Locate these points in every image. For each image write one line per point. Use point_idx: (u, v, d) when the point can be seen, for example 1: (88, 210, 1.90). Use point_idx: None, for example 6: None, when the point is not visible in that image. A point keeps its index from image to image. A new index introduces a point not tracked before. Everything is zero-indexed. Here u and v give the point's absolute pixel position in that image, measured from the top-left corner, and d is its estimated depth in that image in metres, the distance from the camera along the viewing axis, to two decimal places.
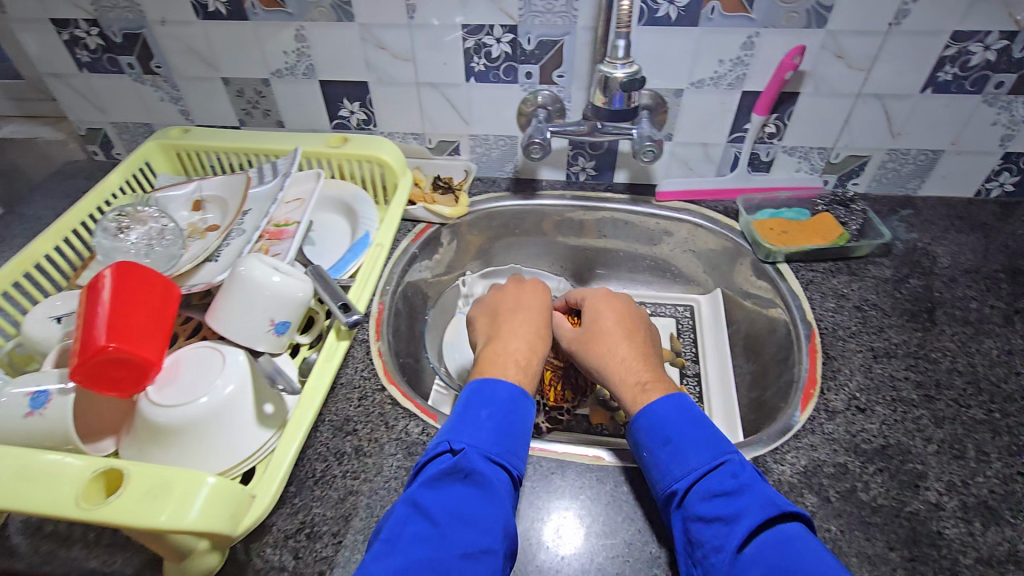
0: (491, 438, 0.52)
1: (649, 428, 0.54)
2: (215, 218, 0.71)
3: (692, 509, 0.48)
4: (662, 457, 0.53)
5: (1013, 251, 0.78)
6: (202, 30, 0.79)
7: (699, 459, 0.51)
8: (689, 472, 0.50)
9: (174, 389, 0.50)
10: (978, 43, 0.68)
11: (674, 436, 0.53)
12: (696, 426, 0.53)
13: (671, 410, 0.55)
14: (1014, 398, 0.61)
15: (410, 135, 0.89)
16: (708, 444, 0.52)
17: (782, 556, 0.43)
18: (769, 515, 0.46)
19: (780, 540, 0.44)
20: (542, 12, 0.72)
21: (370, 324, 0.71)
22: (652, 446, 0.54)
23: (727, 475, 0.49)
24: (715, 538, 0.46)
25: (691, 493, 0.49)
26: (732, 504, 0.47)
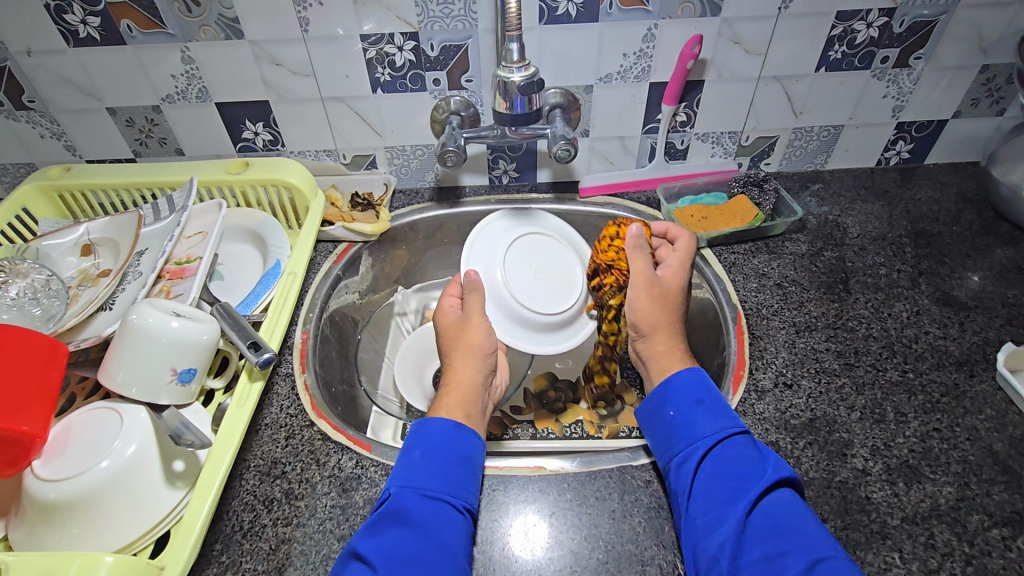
0: (434, 467, 0.51)
1: (684, 389, 0.56)
2: (108, 262, 0.65)
3: (716, 467, 0.50)
4: (692, 413, 0.54)
5: (915, 215, 0.82)
6: (77, 58, 0.73)
7: (725, 423, 0.53)
8: (716, 432, 0.52)
9: (65, 459, 0.46)
10: (861, 22, 0.71)
11: (708, 398, 0.55)
12: (721, 398, 0.56)
13: (702, 380, 0.57)
14: (925, 356, 0.64)
15: (322, 152, 0.85)
16: (732, 413, 0.54)
17: (788, 514, 0.46)
18: (782, 476, 0.49)
19: (789, 499, 0.47)
20: (441, 17, 0.70)
21: (293, 356, 0.66)
22: (681, 405, 0.55)
23: (749, 441, 0.52)
24: (729, 493, 0.48)
25: (715, 451, 0.51)
26: (751, 465, 0.50)
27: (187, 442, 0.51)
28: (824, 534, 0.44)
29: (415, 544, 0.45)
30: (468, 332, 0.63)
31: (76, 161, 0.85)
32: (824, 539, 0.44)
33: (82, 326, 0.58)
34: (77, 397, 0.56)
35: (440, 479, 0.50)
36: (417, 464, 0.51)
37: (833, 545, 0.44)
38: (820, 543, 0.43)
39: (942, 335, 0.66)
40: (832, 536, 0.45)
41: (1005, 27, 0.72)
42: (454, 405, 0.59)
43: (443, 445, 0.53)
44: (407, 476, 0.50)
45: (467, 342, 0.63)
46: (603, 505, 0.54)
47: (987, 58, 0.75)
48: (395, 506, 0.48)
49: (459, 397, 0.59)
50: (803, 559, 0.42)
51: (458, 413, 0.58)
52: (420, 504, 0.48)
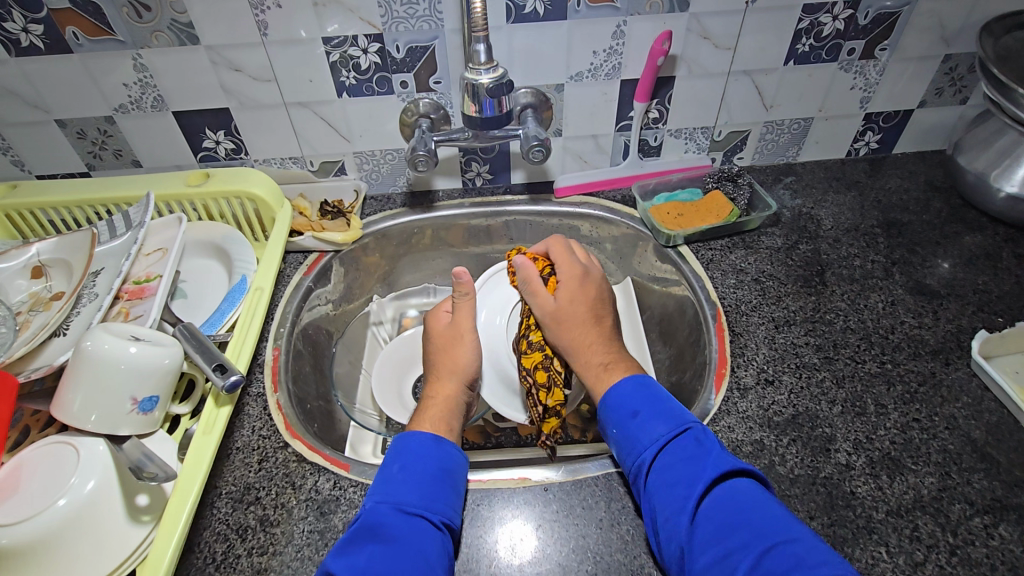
0: (412, 481, 0.50)
1: (616, 404, 0.55)
2: (61, 284, 0.61)
3: (658, 476, 0.49)
4: (630, 429, 0.53)
5: (885, 205, 0.83)
6: (19, 68, 0.69)
7: (665, 425, 0.52)
8: (655, 440, 0.51)
9: (16, 501, 0.43)
10: (827, 14, 0.71)
11: (643, 408, 0.53)
12: (661, 401, 0.54)
13: (635, 385, 0.56)
14: (902, 346, 0.65)
15: (288, 160, 0.82)
16: (672, 413, 0.52)
17: (737, 509, 0.45)
18: (726, 471, 0.47)
19: (736, 493, 0.46)
20: (405, 18, 0.68)
21: (265, 374, 0.63)
22: (619, 421, 0.54)
23: (691, 441, 0.50)
24: (678, 500, 0.46)
25: (659, 461, 0.50)
26: (696, 464, 0.48)
27: (150, 473, 0.48)
28: (773, 526, 0.43)
29: (390, 561, 0.44)
30: (456, 350, 0.64)
31: (26, 177, 0.81)
32: (781, 524, 0.43)
33: (34, 354, 0.54)
34: (32, 430, 0.53)
35: (416, 495, 0.49)
36: (394, 480, 0.50)
37: (788, 527, 0.43)
38: (773, 532, 0.42)
39: (917, 324, 0.67)
40: (793, 523, 0.44)
41: (967, 16, 0.73)
42: (436, 416, 0.58)
43: (419, 459, 0.52)
44: (384, 491, 0.49)
45: (452, 362, 0.63)
46: (590, 514, 0.53)
47: (949, 47, 0.76)
48: (369, 522, 0.46)
49: (440, 408, 0.59)
50: (751, 556, 0.41)
51: (441, 424, 0.57)
52: (395, 519, 0.47)
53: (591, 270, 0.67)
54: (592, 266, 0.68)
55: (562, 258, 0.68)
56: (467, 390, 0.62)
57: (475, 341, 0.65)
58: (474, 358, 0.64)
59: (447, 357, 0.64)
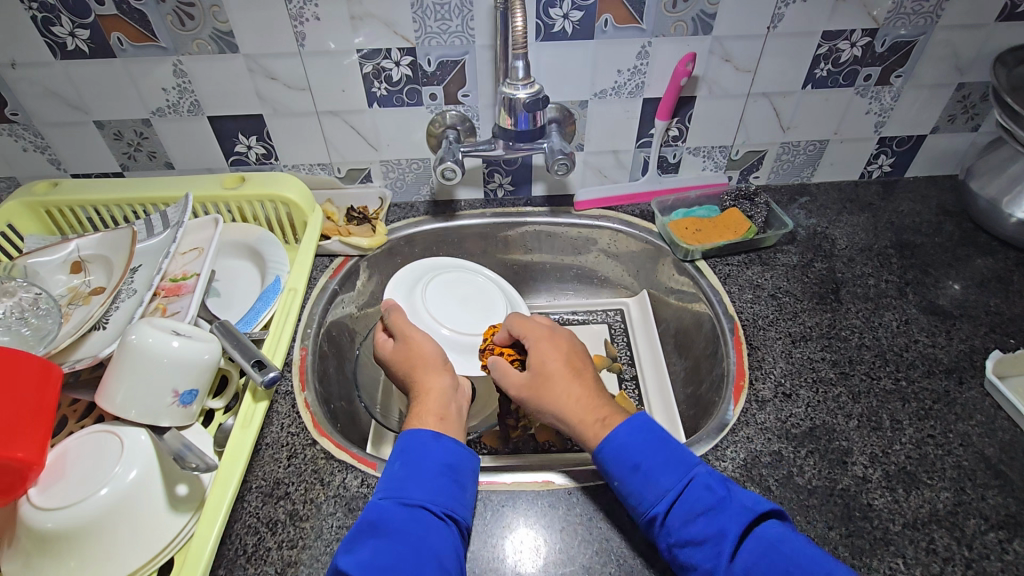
0: (415, 476, 0.50)
1: (614, 457, 0.51)
2: (100, 280, 0.63)
3: (677, 534, 0.47)
4: (634, 486, 0.50)
5: (898, 227, 0.85)
6: (63, 71, 0.71)
7: (671, 479, 0.49)
8: (665, 495, 0.48)
9: (63, 486, 0.45)
10: (845, 41, 0.74)
11: (644, 460, 0.50)
12: (660, 445, 0.51)
13: (633, 431, 0.52)
14: (916, 364, 0.66)
15: (317, 166, 0.84)
16: (674, 461, 0.50)
17: (772, 558, 0.44)
18: (747, 521, 0.46)
19: (765, 542, 0.45)
20: (438, 33, 0.71)
21: (293, 373, 0.65)
22: (622, 475, 0.51)
23: (703, 489, 0.48)
24: (707, 560, 0.45)
25: (674, 515, 0.47)
26: (718, 518, 0.46)
27: (191, 464, 0.48)
28: (815, 572, 0.43)
29: (395, 556, 0.45)
30: (417, 346, 0.64)
31: (61, 175, 0.83)
32: (816, 566, 0.43)
33: (76, 346, 0.56)
34: (70, 419, 0.55)
35: (420, 489, 0.49)
36: (399, 476, 0.51)
37: (823, 564, 0.43)
38: (818, 573, 0.43)
39: (931, 343, 0.68)
40: (828, 563, 0.44)
41: (980, 47, 0.75)
42: (429, 408, 0.57)
43: (421, 455, 0.52)
44: (388, 487, 0.50)
45: (420, 359, 0.63)
46: (612, 519, 0.54)
47: (963, 76, 0.78)
48: (373, 517, 0.47)
49: (430, 401, 0.58)
50: None
51: (434, 416, 0.57)
52: (399, 514, 0.47)
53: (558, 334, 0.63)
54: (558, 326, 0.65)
55: (525, 327, 0.64)
56: (450, 374, 0.62)
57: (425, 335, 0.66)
58: (435, 347, 0.64)
59: (411, 362, 0.63)
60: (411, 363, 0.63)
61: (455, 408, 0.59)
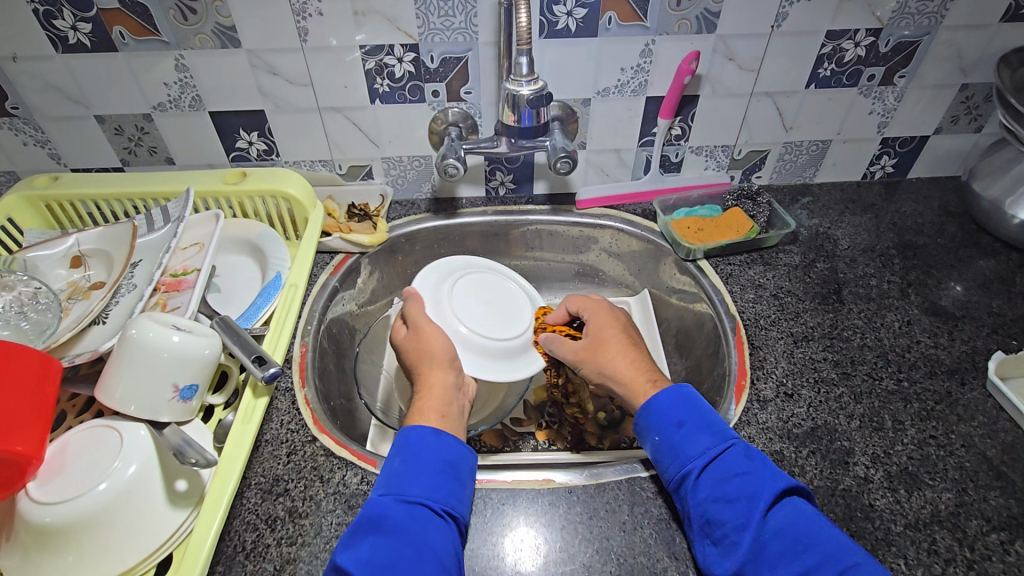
0: (414, 472, 0.50)
1: (658, 415, 0.54)
2: (100, 274, 0.63)
3: (710, 491, 0.49)
4: (675, 441, 0.52)
5: (900, 228, 0.85)
6: (65, 65, 0.71)
7: (711, 439, 0.51)
8: (704, 453, 0.50)
9: (61, 480, 0.45)
10: (849, 41, 0.74)
11: (689, 418, 0.53)
12: (702, 411, 0.54)
13: (676, 397, 0.55)
14: (918, 365, 0.66)
15: (318, 162, 0.84)
16: (716, 426, 0.53)
17: (800, 528, 0.46)
18: (779, 490, 0.48)
19: (794, 512, 0.47)
20: (441, 30, 0.70)
21: (293, 370, 0.65)
22: (663, 430, 0.53)
23: (740, 455, 0.50)
24: (737, 518, 0.47)
25: (710, 473, 0.49)
26: (753, 482, 0.48)
27: (191, 460, 0.48)
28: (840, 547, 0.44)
29: (392, 552, 0.44)
30: (427, 339, 0.64)
31: (61, 170, 0.83)
32: (840, 543, 0.45)
33: (75, 341, 0.56)
34: (69, 414, 0.55)
35: (419, 485, 0.49)
36: (398, 473, 0.50)
37: (848, 544, 0.45)
38: (840, 549, 0.44)
39: (933, 344, 0.68)
40: (850, 542, 0.45)
41: (984, 47, 0.75)
42: (430, 406, 0.57)
43: (420, 451, 0.52)
44: (387, 484, 0.50)
45: (430, 351, 0.63)
46: (613, 518, 0.54)
47: (966, 77, 0.78)
48: (371, 514, 0.47)
49: (433, 398, 0.58)
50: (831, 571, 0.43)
51: (435, 413, 0.57)
52: (397, 510, 0.47)
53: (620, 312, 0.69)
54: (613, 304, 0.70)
55: (585, 303, 0.70)
56: (454, 373, 0.62)
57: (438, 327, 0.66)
58: (447, 340, 0.65)
59: (424, 352, 0.63)
60: (422, 356, 0.63)
61: (457, 406, 0.59)
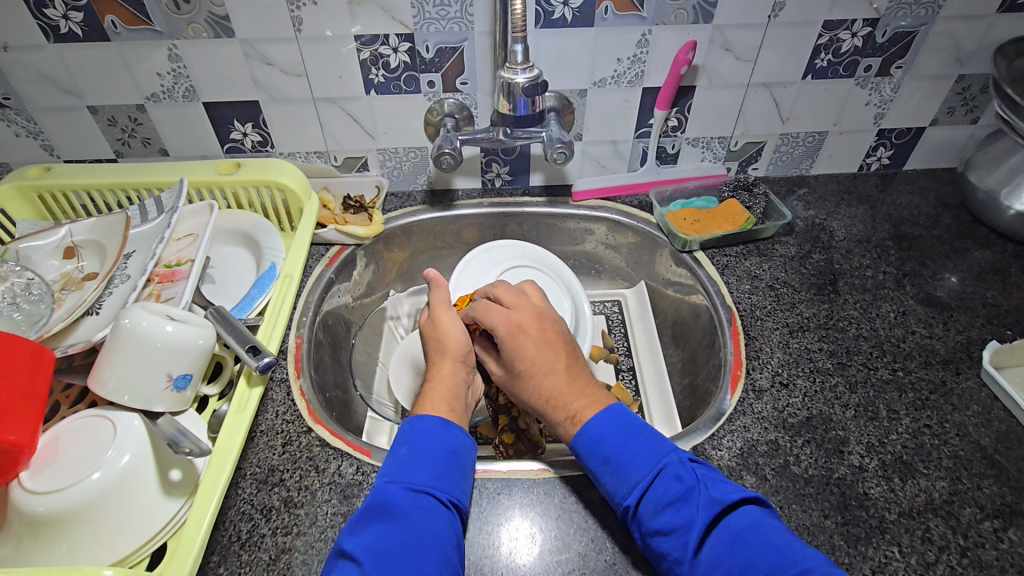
0: (421, 462, 0.50)
1: (587, 450, 0.52)
2: (93, 265, 0.62)
3: (647, 524, 0.47)
4: (606, 478, 0.50)
5: (896, 219, 0.85)
6: (56, 54, 0.70)
7: (640, 472, 0.49)
8: (634, 488, 0.48)
9: (54, 470, 0.45)
10: (846, 31, 0.73)
11: (613, 453, 0.50)
12: (631, 437, 0.51)
13: (601, 426, 0.52)
14: (913, 355, 0.66)
15: (313, 154, 0.84)
16: (644, 451, 0.50)
17: (739, 548, 0.43)
18: (714, 513, 0.45)
19: (732, 533, 0.44)
20: (436, 19, 0.70)
21: (288, 361, 0.64)
22: (592, 470, 0.51)
23: (671, 479, 0.48)
24: (675, 550, 0.45)
25: (643, 507, 0.47)
26: (685, 510, 0.46)
27: (185, 449, 0.49)
28: (782, 560, 0.42)
29: (399, 538, 0.44)
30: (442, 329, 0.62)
31: (53, 161, 0.82)
32: (786, 551, 0.42)
33: (68, 331, 0.55)
34: (62, 405, 0.54)
35: (424, 475, 0.49)
36: (404, 461, 0.50)
37: (792, 552, 0.42)
38: (783, 564, 0.41)
39: (928, 334, 0.68)
40: (799, 549, 0.42)
41: (981, 38, 0.75)
42: (439, 397, 0.57)
43: (428, 441, 0.51)
44: (394, 472, 0.49)
45: (444, 342, 0.61)
46: (608, 507, 0.54)
47: (963, 68, 0.78)
48: (378, 501, 0.47)
49: (442, 391, 0.58)
50: None
51: (445, 405, 0.56)
52: (405, 498, 0.47)
53: (533, 319, 0.61)
54: (529, 303, 0.63)
55: (490, 309, 0.62)
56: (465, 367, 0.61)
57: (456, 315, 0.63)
58: (464, 332, 0.62)
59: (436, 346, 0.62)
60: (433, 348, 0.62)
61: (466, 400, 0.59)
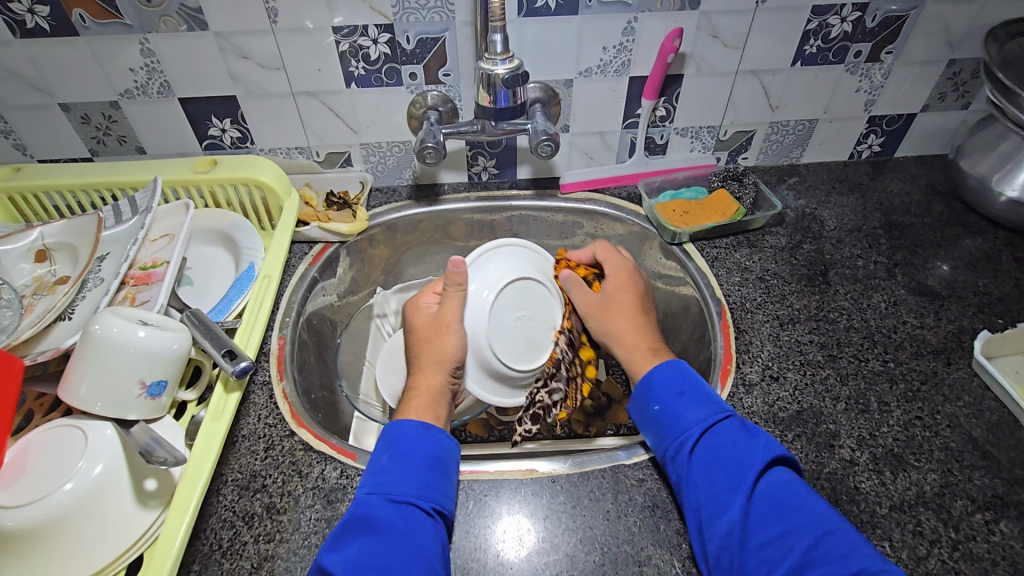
0: (403, 470, 0.49)
1: (665, 383, 0.57)
2: (66, 269, 0.60)
3: (704, 454, 0.51)
4: (674, 409, 0.55)
5: (887, 207, 0.84)
6: (24, 51, 0.68)
7: (711, 410, 0.54)
8: (702, 421, 0.53)
9: (25, 484, 0.43)
10: (835, 16, 0.72)
11: (689, 388, 0.56)
12: (702, 384, 0.56)
13: (676, 373, 0.58)
14: (904, 346, 0.65)
15: (294, 150, 0.82)
16: (714, 399, 0.55)
17: (787, 495, 0.48)
18: (769, 460, 0.50)
19: (782, 482, 0.49)
20: (416, 9, 0.68)
21: (270, 363, 0.63)
22: (665, 399, 0.56)
23: (738, 426, 0.53)
24: (726, 483, 0.49)
25: (703, 441, 0.52)
26: (744, 450, 0.50)
27: (159, 459, 0.47)
28: (824, 513, 0.46)
29: (382, 552, 0.43)
30: (440, 341, 0.61)
31: (27, 161, 0.80)
32: (826, 516, 0.46)
33: (39, 338, 0.54)
34: (35, 414, 0.53)
35: (406, 483, 0.48)
36: (385, 470, 0.49)
37: (827, 514, 0.46)
38: (823, 518, 0.46)
39: (919, 324, 0.67)
40: (832, 515, 0.47)
41: (972, 22, 0.74)
42: (421, 407, 0.57)
43: (410, 448, 0.51)
44: (375, 482, 0.48)
45: (436, 352, 0.61)
46: (597, 506, 0.53)
47: (954, 52, 0.77)
48: (358, 513, 0.46)
49: (427, 400, 0.58)
50: (809, 536, 0.45)
51: (427, 416, 0.57)
52: (386, 510, 0.46)
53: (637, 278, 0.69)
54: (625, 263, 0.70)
55: (609, 257, 0.71)
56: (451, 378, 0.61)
57: (462, 329, 0.62)
58: (460, 345, 0.61)
59: (429, 349, 0.61)
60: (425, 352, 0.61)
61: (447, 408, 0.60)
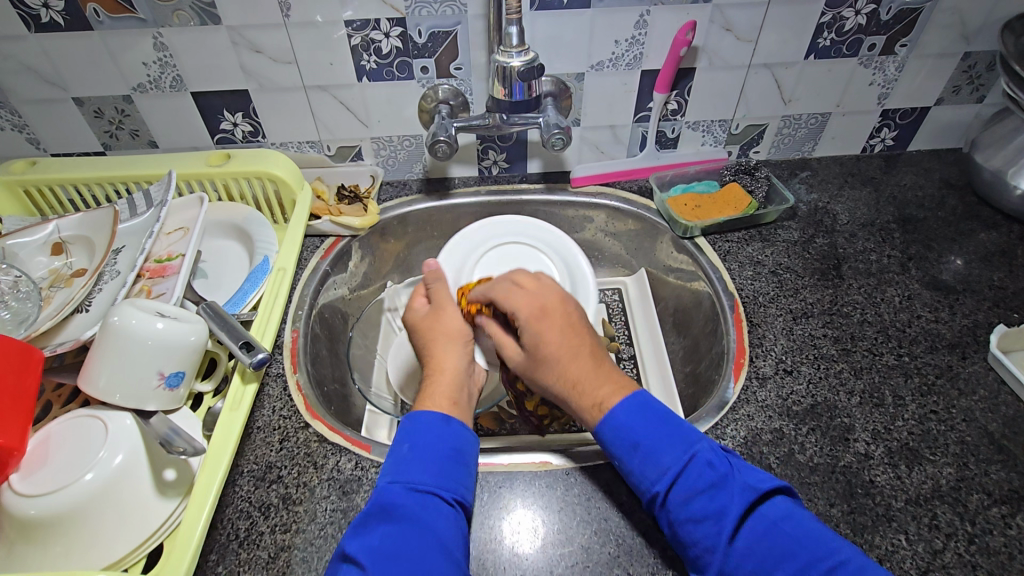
0: (424, 460, 0.49)
1: (614, 436, 0.48)
2: (82, 261, 0.61)
3: (678, 513, 0.45)
4: (633, 464, 0.47)
5: (900, 201, 0.83)
6: (39, 45, 0.68)
7: (669, 459, 0.46)
8: (665, 474, 0.46)
9: (45, 474, 0.44)
10: (849, 9, 0.71)
11: (643, 438, 0.48)
12: (663, 421, 0.48)
13: (630, 411, 0.49)
14: (919, 340, 0.65)
15: (306, 143, 0.82)
16: (677, 436, 0.47)
17: (775, 537, 0.43)
18: (749, 500, 0.44)
19: (767, 522, 0.44)
20: (428, 2, 0.68)
21: (284, 355, 0.64)
22: (622, 454, 0.48)
23: (704, 466, 0.46)
24: (706, 538, 0.43)
25: (673, 495, 0.45)
26: (720, 497, 0.44)
27: (179, 448, 0.48)
28: (824, 557, 0.41)
29: (403, 542, 0.43)
30: (443, 321, 0.61)
31: (41, 155, 0.80)
32: (828, 547, 0.42)
33: (56, 330, 0.54)
34: (54, 404, 0.53)
35: (427, 474, 0.48)
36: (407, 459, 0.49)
37: (828, 543, 0.42)
38: (819, 557, 0.41)
39: (934, 318, 0.67)
40: (835, 538, 0.43)
41: (988, 13, 0.73)
42: (442, 392, 0.55)
43: (431, 439, 0.50)
44: (396, 471, 0.48)
45: (445, 331, 0.60)
46: (611, 498, 0.53)
47: (970, 45, 0.76)
48: (381, 503, 0.46)
49: (445, 384, 0.56)
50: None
51: (447, 400, 0.54)
52: (408, 500, 0.46)
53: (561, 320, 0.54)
54: (548, 291, 0.57)
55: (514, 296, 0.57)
56: (467, 358, 0.59)
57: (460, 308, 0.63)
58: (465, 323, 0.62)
59: (434, 335, 0.60)
60: (433, 338, 0.60)
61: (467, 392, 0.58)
